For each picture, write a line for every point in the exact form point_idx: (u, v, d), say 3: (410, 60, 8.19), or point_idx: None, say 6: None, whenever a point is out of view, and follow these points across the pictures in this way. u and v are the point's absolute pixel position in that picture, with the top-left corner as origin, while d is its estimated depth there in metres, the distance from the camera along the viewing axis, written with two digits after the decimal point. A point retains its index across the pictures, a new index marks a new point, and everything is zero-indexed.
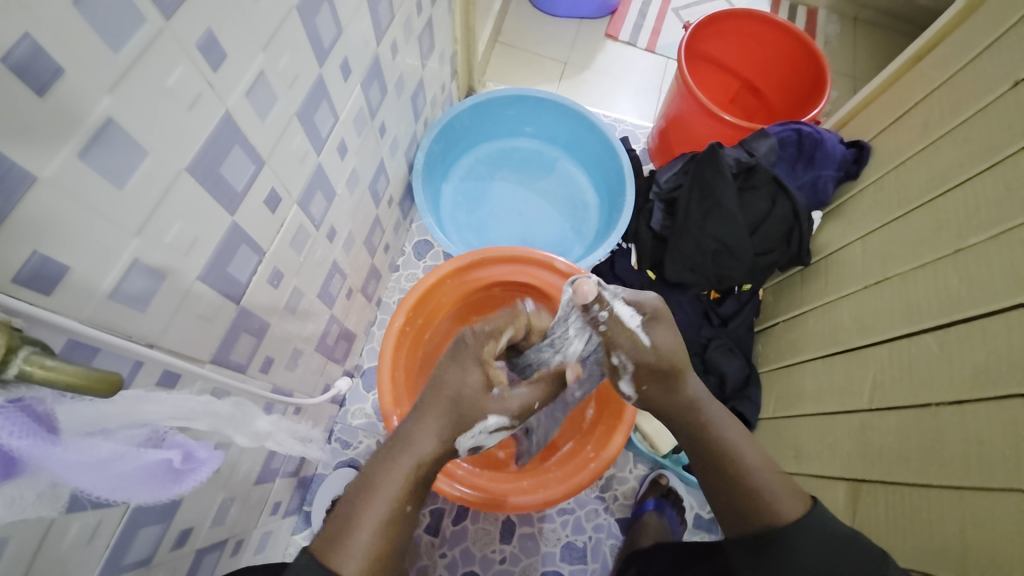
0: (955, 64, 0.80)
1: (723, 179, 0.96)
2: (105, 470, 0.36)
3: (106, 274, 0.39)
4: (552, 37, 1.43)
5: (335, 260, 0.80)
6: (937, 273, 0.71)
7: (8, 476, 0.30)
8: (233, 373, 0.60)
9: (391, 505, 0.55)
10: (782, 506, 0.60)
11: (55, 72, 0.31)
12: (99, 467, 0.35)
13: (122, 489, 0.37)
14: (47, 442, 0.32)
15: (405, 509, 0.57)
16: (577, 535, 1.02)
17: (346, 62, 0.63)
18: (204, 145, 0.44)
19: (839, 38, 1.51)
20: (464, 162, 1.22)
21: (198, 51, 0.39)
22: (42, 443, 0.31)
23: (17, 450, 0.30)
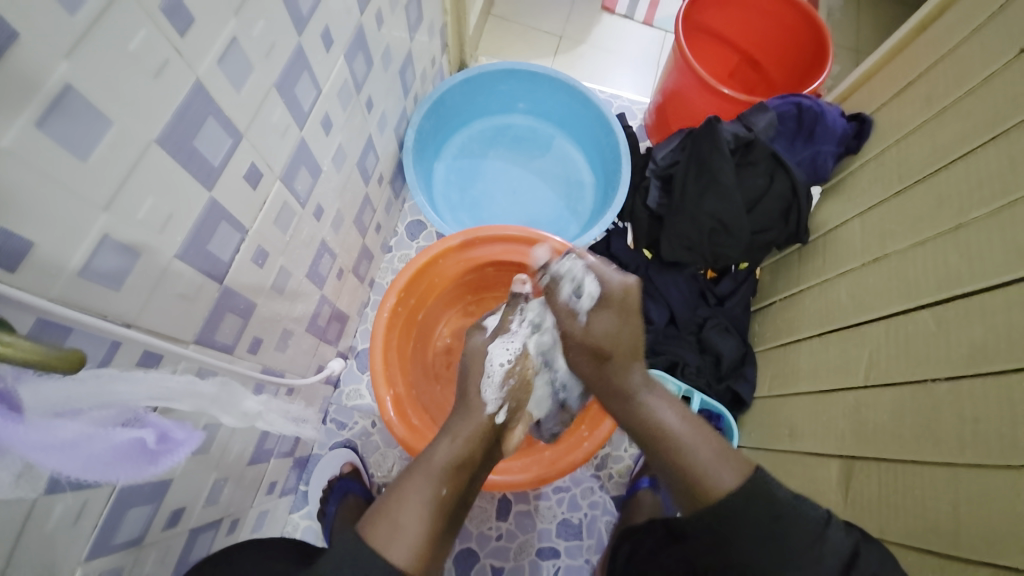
0: (961, 32, 0.77)
1: (722, 154, 0.94)
2: (72, 451, 0.35)
3: (75, 251, 0.38)
4: (546, 9, 1.38)
5: (324, 240, 0.78)
6: (937, 250, 0.70)
7: None
8: (220, 354, 0.59)
9: (427, 500, 0.63)
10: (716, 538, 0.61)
11: (5, 34, 0.29)
12: (65, 448, 0.34)
13: (93, 469, 0.37)
14: (9, 421, 0.31)
15: (442, 491, 0.64)
16: (572, 513, 1.03)
17: (327, 32, 0.61)
18: (173, 117, 0.42)
19: (843, 10, 1.47)
20: (457, 140, 1.19)
21: (162, 14, 0.37)
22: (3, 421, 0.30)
23: None
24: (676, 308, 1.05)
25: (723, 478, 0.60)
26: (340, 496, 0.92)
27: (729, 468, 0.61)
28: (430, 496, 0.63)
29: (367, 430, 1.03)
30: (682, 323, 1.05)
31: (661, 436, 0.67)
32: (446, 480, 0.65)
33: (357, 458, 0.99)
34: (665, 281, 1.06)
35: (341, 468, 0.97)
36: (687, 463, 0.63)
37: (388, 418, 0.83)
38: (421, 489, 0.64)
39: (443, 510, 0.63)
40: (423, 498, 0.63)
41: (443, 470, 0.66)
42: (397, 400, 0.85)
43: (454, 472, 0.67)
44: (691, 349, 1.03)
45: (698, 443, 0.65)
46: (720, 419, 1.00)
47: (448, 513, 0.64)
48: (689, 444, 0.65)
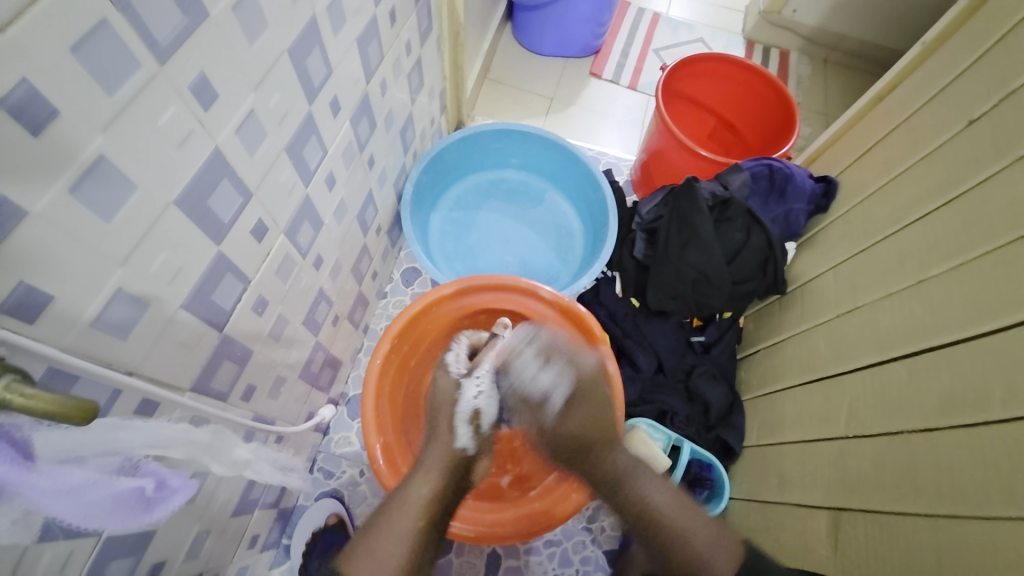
0: (913, 105, 0.86)
1: (700, 211, 1.00)
2: (76, 499, 0.36)
3: (90, 303, 0.40)
4: (538, 74, 1.49)
5: (321, 288, 0.81)
6: (904, 303, 0.74)
7: None
8: (214, 401, 0.60)
9: (408, 526, 0.67)
10: (720, 561, 0.67)
11: (50, 114, 0.32)
12: (70, 495, 0.35)
13: (93, 518, 0.37)
14: (22, 468, 0.32)
15: (419, 525, 0.68)
16: (563, 568, 1.00)
17: (335, 100, 0.66)
18: (192, 179, 0.46)
19: (811, 79, 1.60)
20: (453, 192, 1.25)
21: (190, 92, 0.42)
22: (19, 468, 0.31)
23: None
24: (663, 356, 1.07)
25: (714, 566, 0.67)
26: (323, 551, 0.91)
27: (724, 554, 0.67)
28: (406, 532, 0.66)
29: (355, 479, 1.01)
30: (670, 371, 1.07)
31: (657, 519, 0.73)
32: (421, 513, 0.69)
33: (344, 509, 0.97)
34: (652, 330, 1.09)
35: (326, 520, 0.95)
36: (682, 546, 0.70)
37: (377, 467, 0.82)
38: (399, 526, 0.67)
39: (419, 541, 0.67)
40: (402, 532, 0.66)
41: (420, 505, 0.70)
42: (387, 447, 0.85)
43: (430, 505, 0.70)
44: (679, 396, 1.05)
45: (688, 530, 0.71)
46: (711, 470, 1.00)
47: (423, 549, 0.67)
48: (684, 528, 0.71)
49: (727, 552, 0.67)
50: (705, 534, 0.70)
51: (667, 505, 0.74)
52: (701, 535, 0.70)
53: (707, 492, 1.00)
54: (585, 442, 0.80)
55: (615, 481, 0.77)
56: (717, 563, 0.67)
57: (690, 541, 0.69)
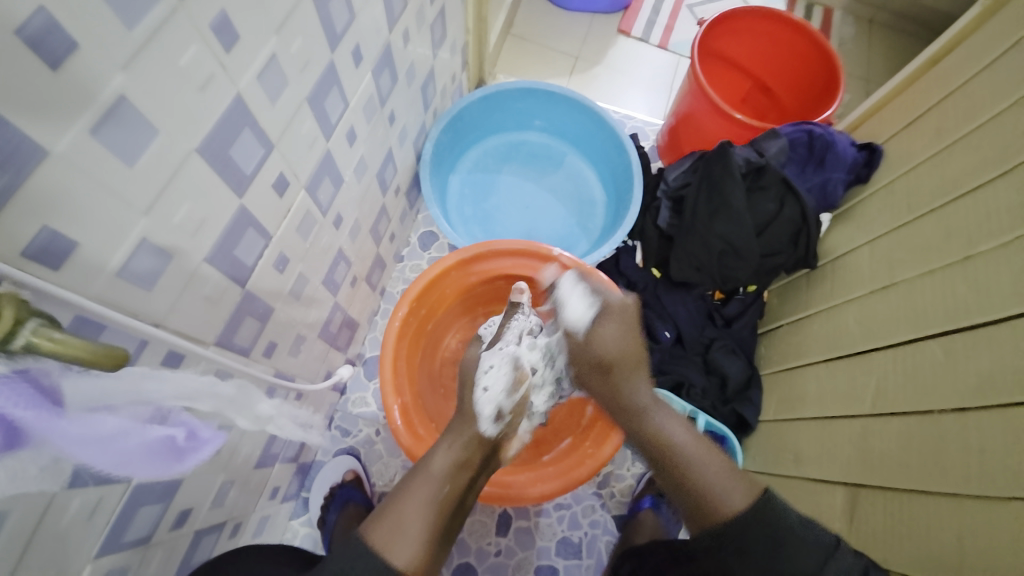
0: (970, 70, 0.79)
1: (733, 178, 0.96)
2: (106, 446, 0.36)
3: (114, 253, 0.39)
4: (563, 30, 1.42)
5: (340, 247, 0.80)
6: (945, 281, 0.71)
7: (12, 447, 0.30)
8: (237, 356, 0.60)
9: (435, 489, 0.66)
10: (732, 497, 0.60)
11: (69, 48, 0.30)
12: (100, 442, 0.35)
13: (125, 465, 0.38)
14: (54, 414, 0.31)
15: (444, 490, 0.66)
16: (572, 531, 1.02)
17: (357, 49, 0.63)
18: (214, 126, 0.44)
19: (854, 41, 1.50)
20: (472, 154, 1.22)
21: (211, 31, 0.39)
22: (51, 417, 0.31)
23: (22, 421, 0.29)
24: (683, 328, 1.06)
25: (725, 506, 0.60)
26: (341, 504, 0.92)
27: (736, 491, 0.61)
28: (433, 498, 0.65)
29: (371, 439, 1.03)
30: (689, 344, 1.05)
31: (672, 454, 0.66)
32: (448, 479, 0.67)
33: (360, 466, 0.99)
34: (673, 301, 1.07)
35: (343, 475, 0.97)
36: (693, 486, 0.63)
37: (395, 427, 0.83)
38: (426, 491, 0.65)
39: (446, 509, 0.65)
40: (430, 497, 0.64)
41: (445, 472, 0.68)
42: (405, 409, 0.85)
43: (455, 471, 0.69)
44: (697, 369, 1.03)
45: (704, 464, 0.64)
46: (723, 442, 1.00)
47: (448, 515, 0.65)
48: (697, 461, 0.65)
49: (740, 492, 0.61)
50: (719, 470, 0.63)
51: (687, 449, 0.66)
52: (711, 474, 0.63)
53: None
54: (614, 360, 0.74)
55: (637, 412, 0.71)
56: (726, 498, 0.60)
57: (700, 478, 0.63)
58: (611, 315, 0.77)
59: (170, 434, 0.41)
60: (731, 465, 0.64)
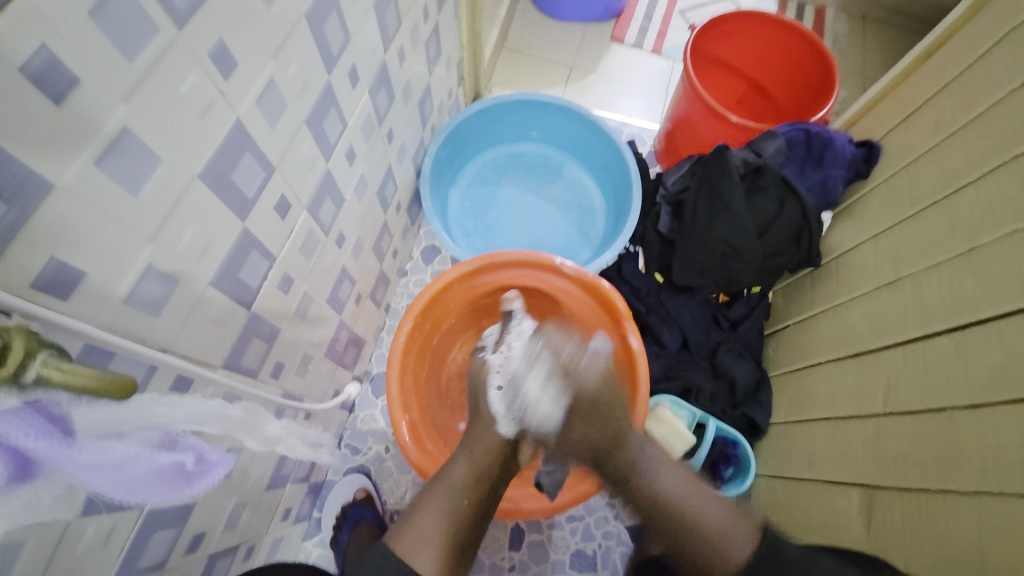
0: (966, 61, 0.80)
1: (731, 181, 0.96)
2: (115, 474, 0.36)
3: (122, 280, 0.39)
4: (556, 42, 1.44)
5: (344, 266, 0.80)
6: (952, 274, 0.70)
7: (24, 478, 0.30)
8: (245, 378, 0.60)
9: (452, 498, 0.68)
10: (733, 546, 0.62)
11: (71, 82, 0.31)
12: (108, 470, 0.35)
13: (135, 491, 0.38)
14: (64, 444, 0.31)
15: (464, 502, 0.68)
16: (586, 543, 1.01)
17: (354, 70, 0.64)
18: (215, 151, 0.44)
19: (847, 38, 1.50)
20: (471, 168, 1.23)
21: (210, 60, 0.40)
22: (61, 447, 0.31)
23: (34, 451, 0.29)
24: (688, 333, 1.05)
25: (732, 554, 0.62)
26: (353, 522, 0.92)
27: (739, 537, 0.63)
28: (451, 510, 0.67)
29: (381, 455, 1.03)
30: (695, 348, 1.05)
31: (667, 504, 0.67)
32: (466, 491, 0.69)
33: (371, 484, 0.99)
34: (677, 306, 1.07)
35: (354, 495, 0.97)
36: (693, 532, 0.65)
37: (404, 443, 0.83)
38: (444, 501, 0.67)
39: (464, 521, 0.67)
40: (447, 508, 0.67)
41: (463, 483, 0.70)
42: (413, 425, 0.85)
43: (475, 483, 0.70)
44: (704, 373, 1.03)
45: (704, 508, 0.66)
46: (736, 446, 0.98)
47: (466, 526, 0.67)
48: (697, 508, 0.66)
49: (744, 531, 0.63)
50: (721, 518, 0.65)
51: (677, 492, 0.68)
52: (714, 517, 0.65)
53: (732, 469, 0.99)
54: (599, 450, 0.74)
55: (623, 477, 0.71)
56: (732, 548, 0.62)
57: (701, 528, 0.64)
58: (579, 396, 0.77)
59: (179, 460, 0.41)
60: (733, 514, 0.66)
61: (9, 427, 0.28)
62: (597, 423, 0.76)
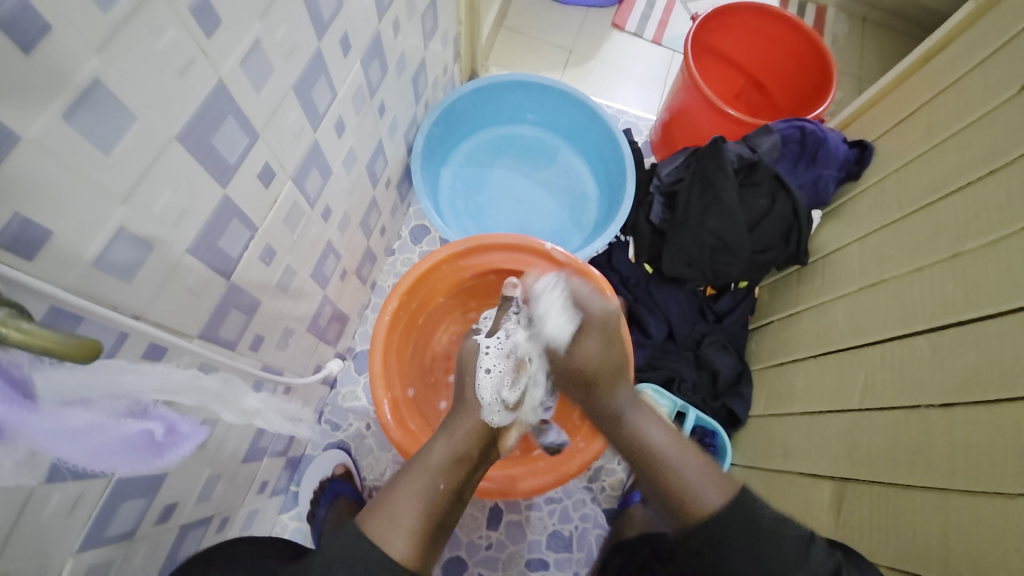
0: (962, 67, 0.80)
1: (725, 175, 0.96)
2: (77, 441, 0.34)
3: (92, 242, 0.38)
4: (557, 23, 1.41)
5: (329, 241, 0.79)
6: (933, 279, 0.71)
7: None
8: (222, 349, 0.59)
9: (427, 482, 0.67)
10: (708, 497, 0.61)
11: (40, 29, 0.29)
12: (71, 437, 0.34)
13: (101, 458, 0.36)
14: (22, 407, 0.30)
15: (438, 484, 0.67)
16: (563, 524, 1.03)
17: (345, 38, 0.62)
18: (195, 113, 0.43)
19: (847, 39, 1.50)
20: (464, 148, 1.20)
21: (192, 15, 0.38)
22: (19, 410, 0.30)
23: None
24: (674, 324, 1.06)
25: (707, 503, 0.60)
26: (331, 498, 0.92)
27: (713, 488, 0.62)
28: (428, 492, 0.66)
29: (361, 432, 1.02)
30: (680, 339, 1.06)
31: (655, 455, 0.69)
32: (443, 474, 0.69)
33: (350, 460, 0.99)
34: (664, 297, 1.07)
35: (332, 470, 0.96)
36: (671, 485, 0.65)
37: (385, 421, 0.82)
38: (420, 483, 0.67)
39: (443, 501, 0.67)
40: (423, 489, 0.66)
41: (441, 465, 0.69)
42: (395, 403, 0.85)
43: (453, 464, 0.70)
44: (687, 364, 1.04)
45: (681, 462, 0.66)
46: (713, 436, 1.00)
47: (444, 507, 0.67)
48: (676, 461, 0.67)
49: (718, 488, 0.62)
50: (698, 471, 0.65)
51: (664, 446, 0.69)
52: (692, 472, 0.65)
53: (708, 458, 1.01)
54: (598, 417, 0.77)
55: (615, 417, 0.75)
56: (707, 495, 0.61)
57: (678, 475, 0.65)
58: (591, 328, 0.77)
59: (147, 428, 0.39)
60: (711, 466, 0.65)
61: None
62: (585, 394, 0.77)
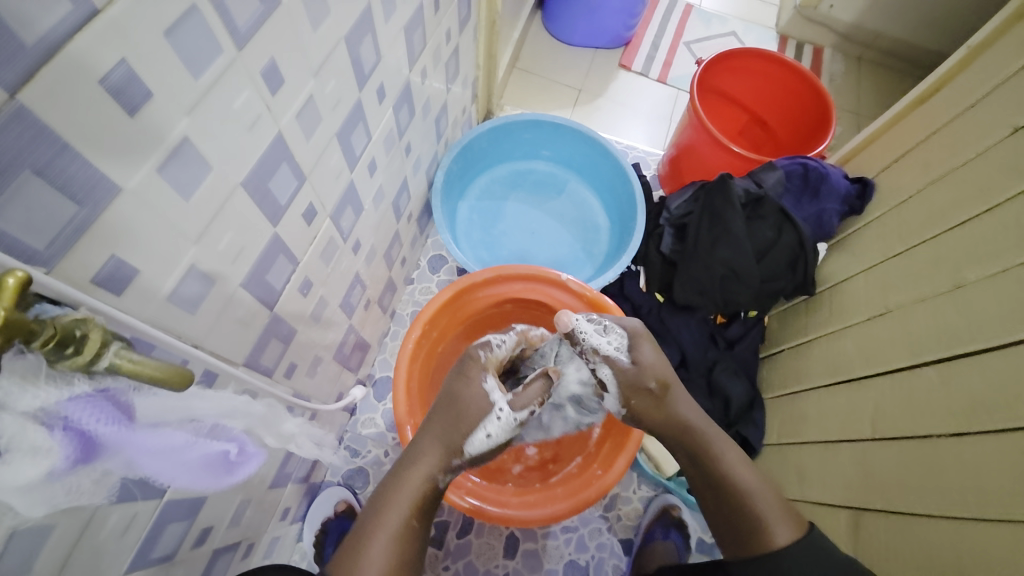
0: (955, 109, 0.84)
1: (733, 208, 1.00)
2: (169, 459, 0.40)
3: (168, 278, 0.42)
4: (567, 65, 1.49)
5: (357, 271, 0.83)
6: (936, 308, 0.74)
7: (89, 461, 0.33)
8: (262, 376, 0.63)
9: (400, 519, 0.61)
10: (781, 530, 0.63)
11: (145, 95, 0.34)
12: (165, 456, 0.39)
13: (177, 476, 0.42)
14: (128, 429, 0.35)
15: (412, 522, 0.61)
16: (579, 553, 1.02)
17: (381, 87, 0.68)
18: (257, 161, 0.47)
19: (843, 77, 1.58)
20: (480, 182, 1.26)
21: (261, 77, 0.43)
22: (123, 431, 0.34)
23: (102, 436, 0.33)
24: (687, 350, 1.07)
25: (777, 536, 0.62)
26: (337, 536, 0.95)
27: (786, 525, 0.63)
28: (399, 526, 0.60)
29: (380, 459, 1.04)
30: (693, 365, 1.07)
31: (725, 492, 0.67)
32: (415, 511, 0.62)
33: (352, 496, 1.00)
34: (677, 324, 1.09)
35: (334, 508, 0.97)
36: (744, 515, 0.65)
37: (408, 447, 0.84)
38: (393, 519, 0.60)
39: (415, 537, 0.61)
40: (397, 527, 0.60)
41: (413, 499, 0.63)
42: (417, 429, 0.87)
43: (423, 500, 0.63)
44: (701, 392, 1.05)
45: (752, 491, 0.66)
46: None
47: (416, 544, 0.61)
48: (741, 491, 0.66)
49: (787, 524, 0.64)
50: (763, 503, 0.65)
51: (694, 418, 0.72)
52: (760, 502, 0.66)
53: None
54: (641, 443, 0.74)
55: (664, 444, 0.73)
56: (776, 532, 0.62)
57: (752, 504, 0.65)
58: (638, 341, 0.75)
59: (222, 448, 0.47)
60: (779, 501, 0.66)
61: (80, 411, 0.31)
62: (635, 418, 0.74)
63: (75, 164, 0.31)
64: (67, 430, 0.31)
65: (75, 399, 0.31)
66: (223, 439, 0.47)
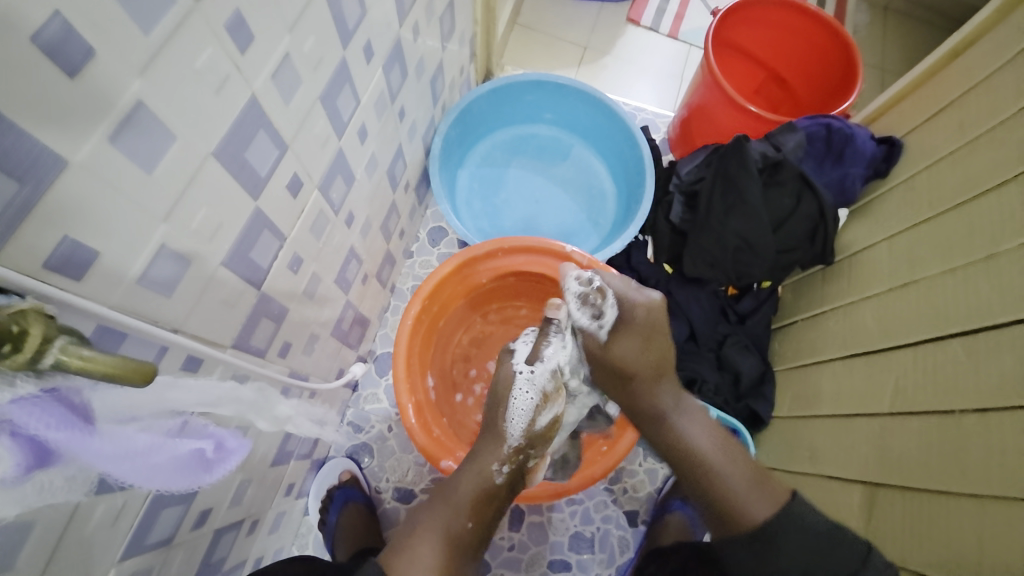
0: (995, 61, 0.77)
1: (749, 174, 0.94)
2: (141, 461, 0.38)
3: (135, 260, 0.38)
4: (571, 20, 1.39)
5: (352, 246, 0.79)
6: (967, 280, 0.70)
7: (43, 466, 0.31)
8: (253, 358, 0.60)
9: (450, 519, 0.68)
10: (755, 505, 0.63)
11: (85, 53, 0.29)
12: (136, 456, 0.37)
13: (156, 477, 0.39)
14: (83, 432, 0.33)
15: (467, 523, 0.69)
16: (585, 525, 1.03)
17: (368, 45, 0.62)
18: (230, 128, 0.43)
19: (868, 30, 1.46)
20: (480, 148, 1.20)
21: (226, 33, 0.38)
22: (79, 435, 0.32)
23: (53, 440, 0.31)
24: (695, 324, 1.05)
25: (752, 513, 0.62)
26: (340, 505, 0.92)
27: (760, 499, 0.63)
28: (445, 529, 0.67)
29: (383, 434, 1.04)
30: (702, 339, 1.05)
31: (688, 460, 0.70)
32: (472, 513, 0.69)
33: (356, 466, 0.99)
34: (685, 297, 1.06)
35: (339, 477, 0.96)
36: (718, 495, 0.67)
37: (410, 425, 0.83)
38: (439, 522, 0.67)
39: (460, 533, 0.68)
40: (445, 525, 0.67)
41: (467, 504, 0.70)
42: (418, 407, 0.85)
43: (478, 506, 0.70)
44: (709, 366, 1.03)
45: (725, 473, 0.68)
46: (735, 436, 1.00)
47: (468, 545, 0.68)
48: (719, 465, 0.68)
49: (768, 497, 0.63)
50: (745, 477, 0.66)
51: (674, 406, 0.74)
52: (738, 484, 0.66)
53: None
54: None
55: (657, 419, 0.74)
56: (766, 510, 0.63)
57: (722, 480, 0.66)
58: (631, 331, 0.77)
59: (198, 447, 0.42)
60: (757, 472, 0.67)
61: (26, 414, 0.30)
62: (625, 391, 0.78)
63: (9, 137, 0.28)
64: (15, 435, 0.29)
65: (21, 400, 0.29)
66: (196, 436, 0.43)
